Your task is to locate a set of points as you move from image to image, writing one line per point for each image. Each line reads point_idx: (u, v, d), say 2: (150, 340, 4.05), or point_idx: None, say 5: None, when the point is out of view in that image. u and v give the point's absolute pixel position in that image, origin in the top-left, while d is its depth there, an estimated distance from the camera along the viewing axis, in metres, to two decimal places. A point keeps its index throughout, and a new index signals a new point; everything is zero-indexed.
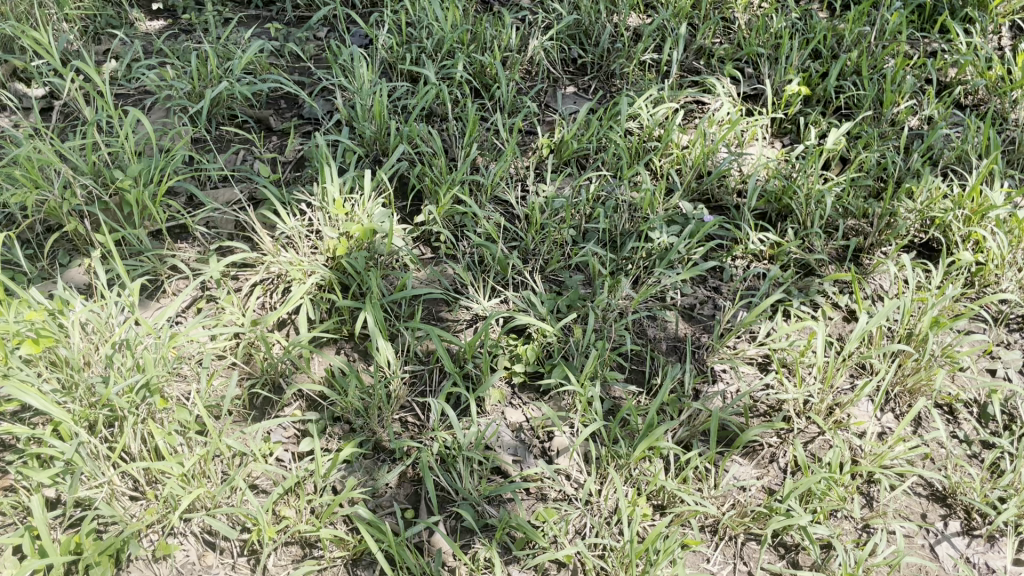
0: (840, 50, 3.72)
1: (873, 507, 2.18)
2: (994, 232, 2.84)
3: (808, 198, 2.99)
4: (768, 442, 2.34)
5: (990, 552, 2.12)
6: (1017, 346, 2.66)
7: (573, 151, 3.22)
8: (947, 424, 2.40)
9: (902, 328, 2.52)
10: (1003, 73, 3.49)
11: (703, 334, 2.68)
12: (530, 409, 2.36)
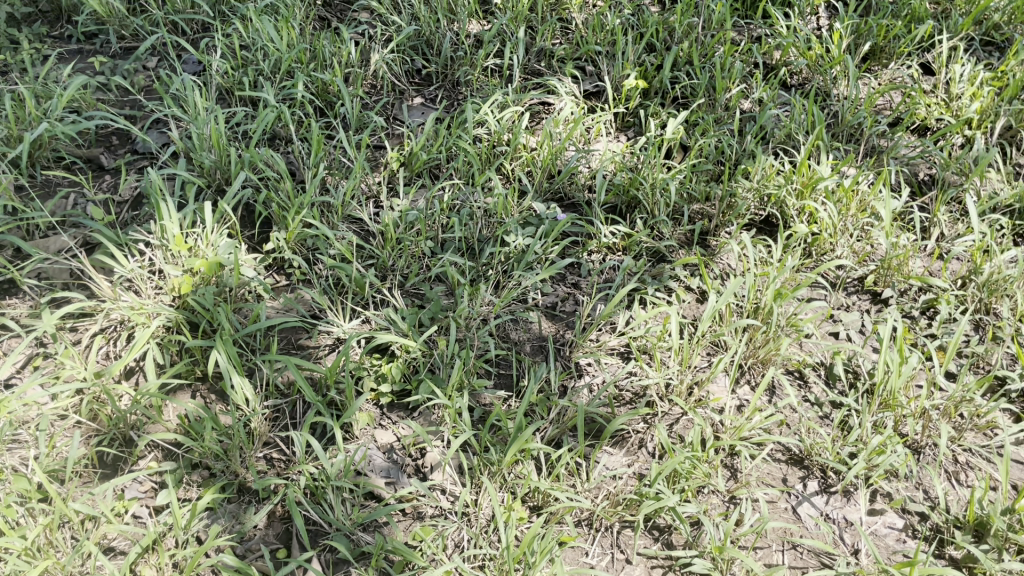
0: (673, 42, 3.86)
1: (738, 479, 2.27)
2: (824, 203, 3.01)
3: (653, 187, 3.09)
4: (636, 429, 2.39)
5: (847, 506, 2.24)
6: (855, 308, 2.83)
7: (424, 162, 3.20)
8: (798, 390, 2.53)
9: (749, 302, 2.65)
10: (822, 51, 3.70)
11: (566, 331, 2.72)
12: (400, 428, 2.33)
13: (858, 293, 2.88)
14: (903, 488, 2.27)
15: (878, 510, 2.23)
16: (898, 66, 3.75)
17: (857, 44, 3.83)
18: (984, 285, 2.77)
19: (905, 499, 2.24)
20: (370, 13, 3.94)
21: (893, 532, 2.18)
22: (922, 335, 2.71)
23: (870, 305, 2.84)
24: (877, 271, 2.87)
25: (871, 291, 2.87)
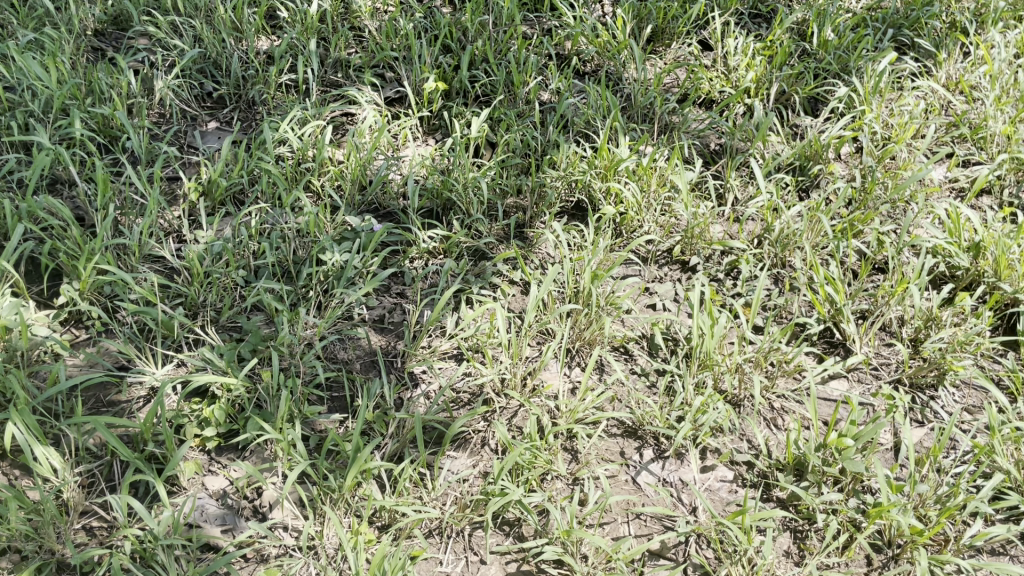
0: (467, 41, 3.89)
1: (579, 460, 2.33)
2: (627, 183, 3.15)
3: (465, 187, 3.11)
4: (477, 429, 2.40)
5: (681, 468, 2.35)
6: (668, 279, 2.99)
7: (226, 189, 3.06)
8: (625, 365, 2.63)
9: (569, 287, 2.74)
10: (609, 38, 3.86)
11: (396, 342, 2.67)
12: (231, 471, 2.23)
13: (668, 264, 3.03)
14: (729, 441, 2.41)
15: (709, 466, 2.35)
16: (679, 45, 3.97)
17: (640, 27, 4.02)
18: (777, 241, 2.99)
19: (732, 451, 2.38)
20: (148, 39, 3.72)
21: (725, 485, 2.31)
22: (730, 296, 2.90)
23: (680, 273, 3.01)
24: (683, 241, 3.04)
25: (680, 261, 3.04)
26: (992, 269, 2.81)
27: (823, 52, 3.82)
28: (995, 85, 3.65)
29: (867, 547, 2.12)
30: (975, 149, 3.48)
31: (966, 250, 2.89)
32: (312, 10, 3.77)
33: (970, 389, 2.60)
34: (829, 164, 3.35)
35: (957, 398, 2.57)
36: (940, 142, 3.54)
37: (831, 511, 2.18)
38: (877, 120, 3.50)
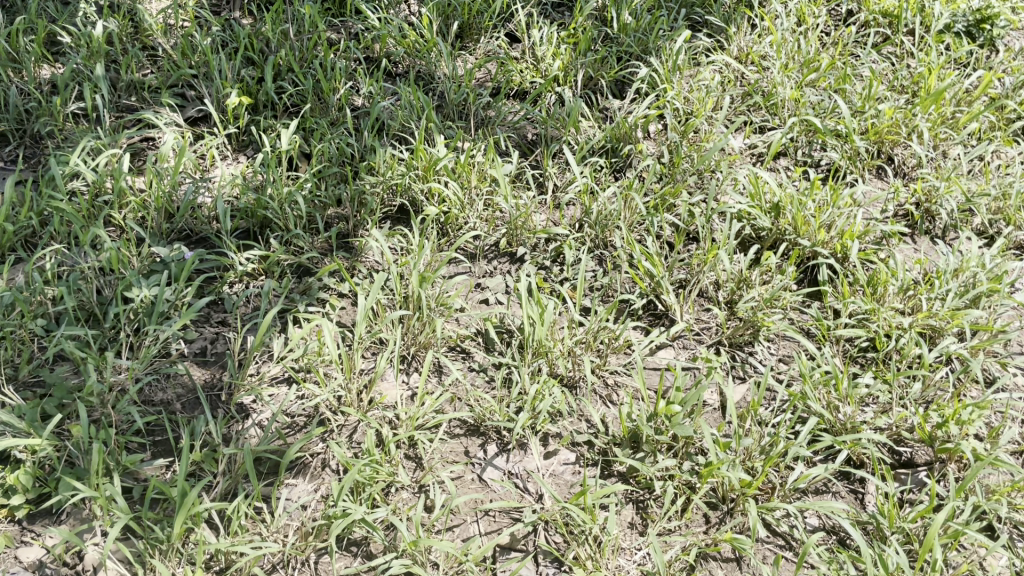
0: (270, 52, 3.75)
1: (422, 466, 2.32)
2: (447, 182, 3.14)
3: (280, 204, 3.01)
4: (315, 451, 2.33)
5: (525, 458, 2.37)
6: (498, 272, 3.02)
7: (14, 234, 2.82)
8: (462, 363, 2.62)
9: (398, 293, 2.70)
10: (416, 37, 3.82)
11: (222, 374, 2.55)
12: (46, 538, 2.08)
13: (496, 258, 3.06)
14: (568, 424, 2.45)
15: (551, 451, 2.39)
16: (487, 39, 3.99)
17: (447, 24, 4.00)
18: (597, 223, 3.08)
19: (572, 434, 2.42)
20: None
21: (568, 467, 2.36)
22: (557, 282, 2.96)
23: (509, 265, 3.04)
24: (508, 233, 3.07)
25: (507, 253, 3.07)
26: (791, 227, 3.01)
27: (624, 35, 3.95)
28: (781, 53, 3.88)
29: (703, 506, 2.22)
30: (769, 115, 3.70)
31: (768, 211, 3.07)
32: (96, 32, 3.52)
33: (784, 341, 2.76)
34: (638, 144, 3.48)
35: (772, 351, 2.74)
36: (738, 112, 3.74)
37: (668, 477, 2.26)
38: (678, 97, 3.65)
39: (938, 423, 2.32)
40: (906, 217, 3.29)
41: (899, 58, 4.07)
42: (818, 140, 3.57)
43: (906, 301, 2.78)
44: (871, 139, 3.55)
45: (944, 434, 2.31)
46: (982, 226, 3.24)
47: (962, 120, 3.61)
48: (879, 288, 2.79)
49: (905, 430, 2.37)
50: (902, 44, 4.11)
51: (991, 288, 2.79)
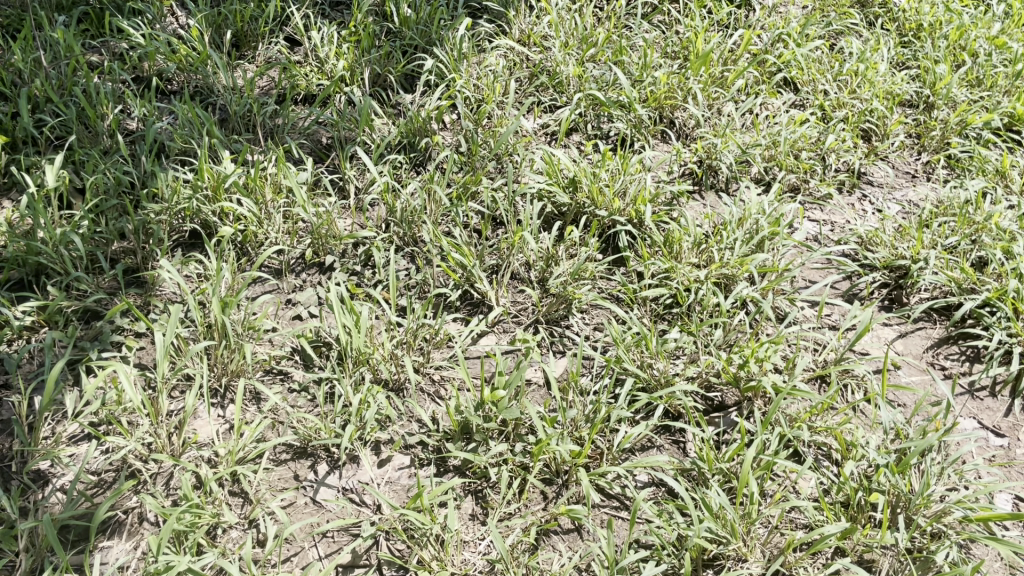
0: (23, 83, 3.42)
1: (250, 500, 2.21)
2: (239, 199, 3.00)
3: (55, 247, 2.76)
4: (129, 508, 2.18)
5: (358, 470, 2.31)
6: (308, 284, 2.91)
7: None
8: (281, 385, 2.51)
9: (201, 322, 2.55)
10: (187, 51, 3.61)
11: (11, 442, 2.32)
12: None
13: (304, 270, 2.95)
14: (398, 428, 2.41)
15: (385, 459, 2.34)
16: (266, 45, 3.83)
17: (220, 35, 3.81)
18: (402, 220, 3.04)
19: (403, 437, 2.39)
20: None
21: (404, 472, 2.31)
22: (371, 285, 2.90)
23: (319, 276, 2.94)
24: (313, 243, 2.97)
25: (315, 263, 2.97)
26: (588, 200, 3.13)
27: (406, 28, 3.91)
28: (560, 32, 3.99)
29: (539, 484, 2.25)
30: (556, 94, 3.80)
31: (566, 187, 3.16)
32: None
33: (597, 309, 2.85)
34: (434, 136, 3.46)
35: (587, 321, 2.81)
36: (526, 94, 3.81)
37: (502, 462, 2.28)
38: (467, 85, 3.66)
39: (741, 364, 2.48)
40: (691, 176, 3.50)
41: (668, 26, 4.28)
42: (604, 113, 3.71)
43: (701, 255, 2.95)
44: (652, 106, 3.73)
45: (747, 373, 2.47)
46: (759, 174, 3.49)
47: (729, 78, 3.87)
48: (675, 246, 2.95)
49: (713, 376, 2.51)
50: (669, 13, 4.32)
51: (772, 232, 3.00)
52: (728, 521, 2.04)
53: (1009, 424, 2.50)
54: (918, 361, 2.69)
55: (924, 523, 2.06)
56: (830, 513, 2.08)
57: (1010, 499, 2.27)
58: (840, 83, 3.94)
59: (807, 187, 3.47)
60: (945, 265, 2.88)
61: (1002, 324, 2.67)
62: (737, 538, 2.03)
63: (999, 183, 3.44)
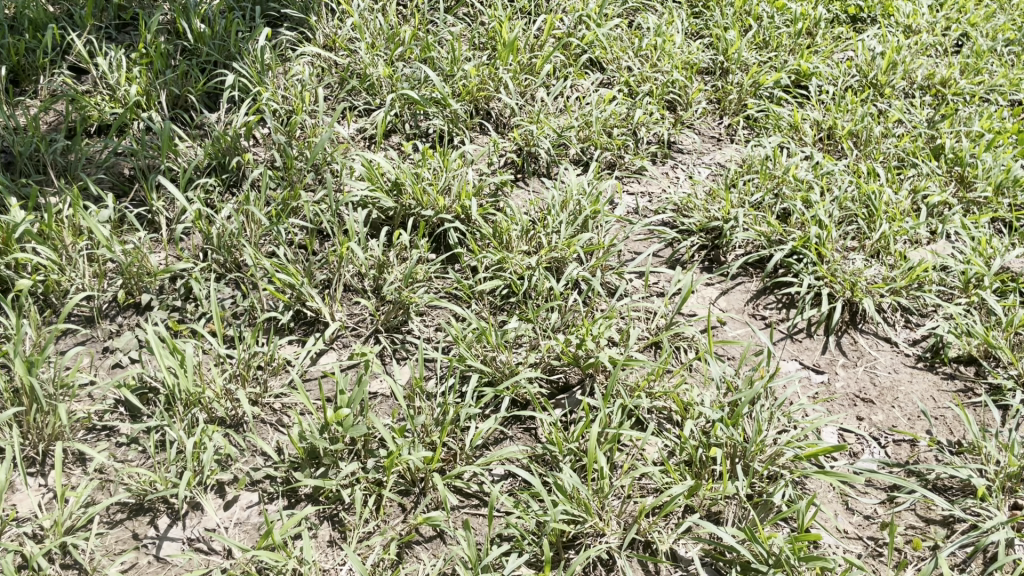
0: None
1: (86, 571, 2.06)
2: (35, 248, 2.76)
3: None
4: None
5: (203, 517, 2.20)
6: (126, 328, 2.72)
7: None
8: (107, 442, 2.34)
9: (5, 389, 2.33)
10: None
11: None
12: None
13: (120, 313, 2.76)
14: (242, 465, 2.31)
15: (231, 500, 2.23)
16: (46, 77, 3.54)
17: None
18: (220, 246, 2.88)
19: (247, 474, 2.28)
20: None
21: (253, 510, 2.22)
22: (195, 320, 2.75)
23: (137, 317, 2.76)
24: (124, 284, 2.78)
25: (131, 304, 2.78)
26: (413, 201, 3.09)
27: (201, 45, 3.72)
28: (364, 34, 3.91)
29: (395, 497, 2.21)
30: (369, 97, 3.73)
31: (389, 191, 3.11)
32: None
33: (436, 310, 2.81)
34: (245, 154, 3.31)
35: (427, 323, 2.76)
36: (338, 100, 3.72)
37: (354, 481, 2.22)
38: (274, 97, 3.53)
39: (578, 344, 2.53)
40: (511, 165, 3.54)
41: (473, 18, 4.29)
42: (420, 111, 3.68)
43: (530, 242, 3.00)
44: (466, 100, 3.74)
45: (585, 352, 2.52)
46: (577, 155, 3.60)
47: (537, 64, 3.94)
48: (504, 237, 2.98)
49: (554, 359, 2.55)
50: (472, 5, 4.34)
51: (593, 211, 3.10)
52: (583, 500, 2.07)
53: (827, 359, 2.69)
54: (740, 315, 2.84)
55: (760, 467, 2.18)
56: (676, 474, 2.16)
57: (834, 431, 2.41)
58: (641, 58, 4.09)
59: (622, 162, 3.60)
60: (754, 221, 3.06)
61: (809, 269, 2.87)
62: (592, 514, 2.07)
63: (794, 137, 3.68)
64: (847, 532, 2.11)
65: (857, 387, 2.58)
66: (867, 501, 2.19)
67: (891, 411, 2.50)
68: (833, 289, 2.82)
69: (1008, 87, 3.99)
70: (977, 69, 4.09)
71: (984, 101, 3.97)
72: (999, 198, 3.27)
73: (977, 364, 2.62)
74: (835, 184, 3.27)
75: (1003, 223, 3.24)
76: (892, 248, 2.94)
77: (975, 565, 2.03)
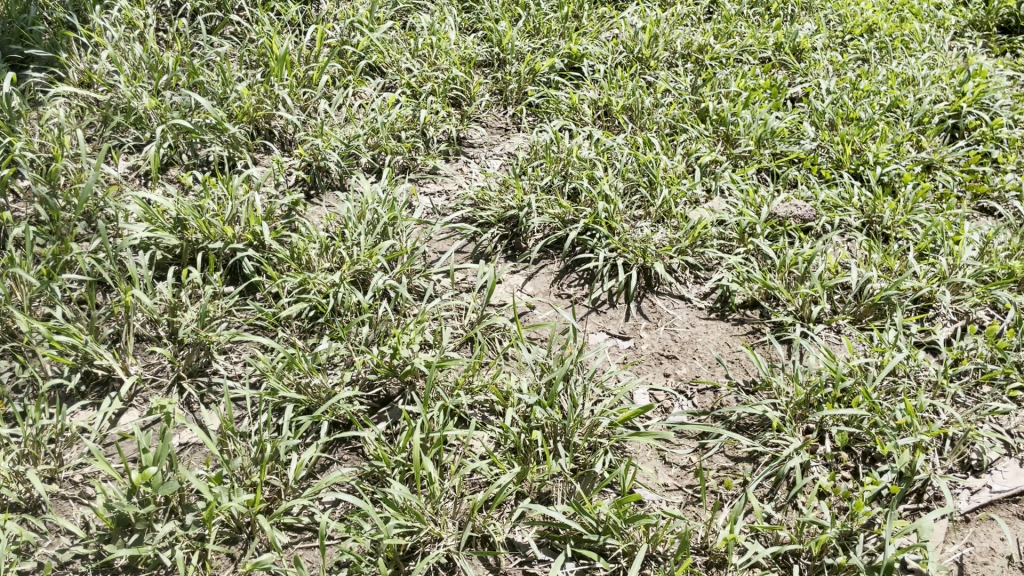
0: None
1: None
2: None
3: None
4: None
5: None
6: None
7: None
8: None
9: None
10: None
11: None
12: None
13: None
14: (47, 550, 2.13)
15: None
16: None
17: None
18: None
19: (53, 558, 2.11)
20: None
21: None
22: None
23: None
24: None
25: None
26: (199, 235, 2.93)
27: None
28: (123, 66, 3.68)
29: (220, 548, 2.10)
30: (138, 132, 3.51)
31: (172, 229, 2.93)
32: None
33: (241, 345, 2.68)
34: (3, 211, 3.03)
35: (233, 360, 2.64)
36: (104, 140, 3.48)
37: (174, 542, 2.10)
38: (28, 146, 3.24)
39: (392, 354, 2.48)
40: (302, 183, 3.46)
41: (241, 36, 4.14)
42: (195, 139, 3.50)
43: (331, 258, 2.90)
44: (243, 121, 3.59)
45: (400, 361, 2.48)
46: (369, 163, 3.57)
47: (314, 76, 3.85)
48: (303, 257, 2.86)
49: (370, 373, 2.51)
50: (238, 23, 4.18)
51: (391, 217, 3.06)
52: (413, 510, 2.05)
53: (631, 325, 2.83)
54: (547, 297, 2.94)
55: (580, 441, 2.26)
56: (502, 464, 2.19)
57: (645, 392, 2.54)
58: (419, 59, 4.09)
59: (415, 164, 3.62)
60: (546, 205, 3.17)
61: (603, 243, 3.01)
62: (425, 521, 2.04)
63: (574, 118, 3.82)
64: (668, 485, 2.24)
65: (661, 346, 2.74)
66: (682, 452, 2.33)
67: (693, 362, 2.66)
68: (626, 258, 2.97)
69: (757, 46, 4.31)
70: (728, 32, 4.39)
71: (738, 62, 4.27)
72: (761, 149, 3.53)
73: (760, 306, 2.83)
74: (616, 158, 3.43)
75: (767, 173, 3.52)
76: (674, 211, 3.13)
77: (780, 492, 2.19)
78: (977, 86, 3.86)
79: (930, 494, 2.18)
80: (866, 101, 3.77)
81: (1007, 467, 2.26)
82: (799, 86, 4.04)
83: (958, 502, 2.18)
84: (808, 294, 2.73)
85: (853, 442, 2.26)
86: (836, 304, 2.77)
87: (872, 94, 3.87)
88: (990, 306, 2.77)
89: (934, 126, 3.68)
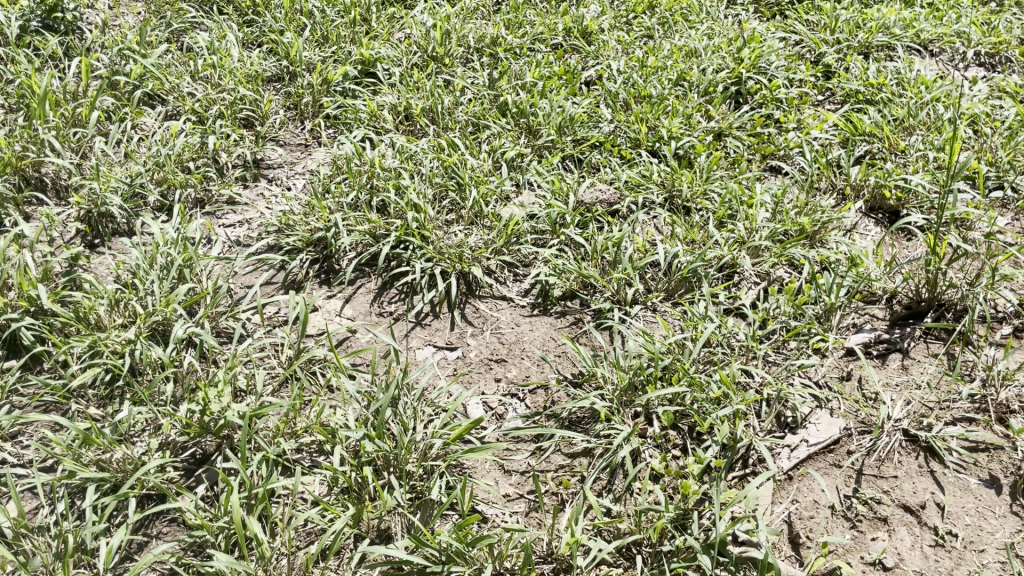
0: None
1: None
2: None
3: None
4: None
5: None
6: None
7: None
8: None
9: None
10: None
11: None
12: None
13: None
14: None
15: None
16: None
17: None
18: None
19: None
20: None
21: None
22: None
23: None
24: None
25: None
26: None
27: None
28: None
29: None
30: None
31: None
32: None
33: (30, 426, 2.41)
34: None
35: (23, 444, 2.37)
36: None
37: None
38: None
39: (202, 411, 2.30)
40: (84, 234, 3.17)
41: None
42: None
43: (123, 313, 2.66)
44: (6, 173, 3.23)
45: (212, 415, 2.31)
46: (158, 202, 3.31)
47: (84, 114, 3.50)
48: (90, 317, 2.60)
49: (180, 435, 2.31)
50: None
51: (186, 258, 2.84)
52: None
53: (457, 334, 2.77)
54: (367, 319, 2.82)
55: (413, 468, 2.18)
56: (334, 508, 2.08)
57: (478, 402, 2.49)
58: (201, 81, 3.83)
59: (210, 196, 3.39)
60: (354, 222, 3.04)
61: (417, 254, 2.94)
62: None
63: (375, 126, 3.71)
64: (509, 495, 2.21)
65: (489, 351, 2.70)
66: (519, 459, 2.31)
67: (521, 363, 2.64)
68: (443, 266, 2.91)
69: (548, 33, 4.34)
70: (518, 22, 4.39)
71: (531, 52, 4.28)
72: (563, 137, 3.57)
73: (578, 296, 2.85)
74: (421, 163, 3.35)
75: (571, 159, 3.56)
76: (484, 211, 3.10)
77: (616, 482, 2.22)
78: (753, 51, 4.06)
79: (754, 458, 2.27)
80: (655, 77, 3.88)
81: (819, 418, 2.39)
82: (592, 69, 4.10)
83: (780, 461, 2.29)
84: (621, 278, 2.77)
85: (678, 419, 2.31)
86: (649, 283, 2.84)
87: (660, 69, 3.98)
88: (787, 263, 2.92)
89: (719, 94, 3.83)
